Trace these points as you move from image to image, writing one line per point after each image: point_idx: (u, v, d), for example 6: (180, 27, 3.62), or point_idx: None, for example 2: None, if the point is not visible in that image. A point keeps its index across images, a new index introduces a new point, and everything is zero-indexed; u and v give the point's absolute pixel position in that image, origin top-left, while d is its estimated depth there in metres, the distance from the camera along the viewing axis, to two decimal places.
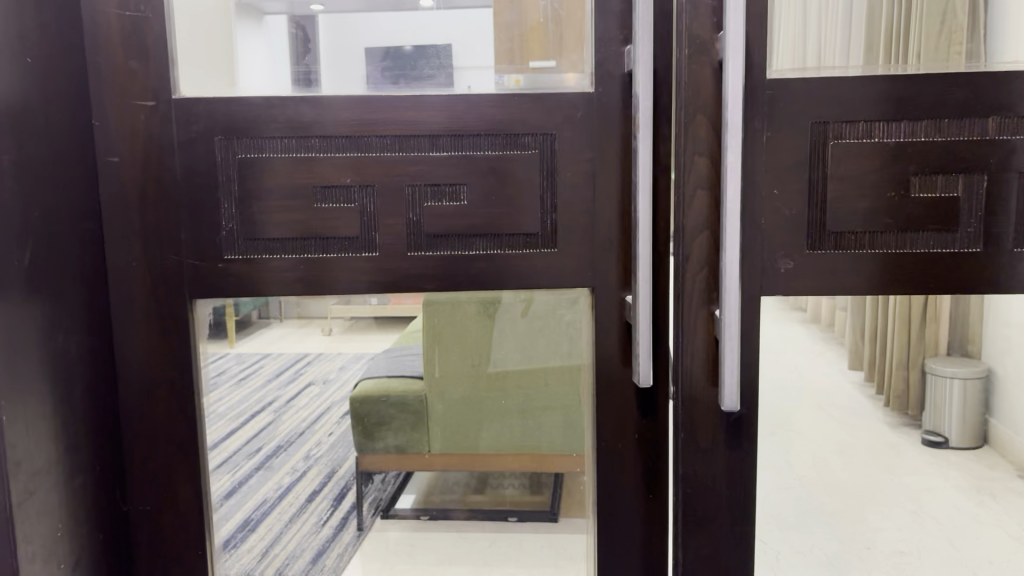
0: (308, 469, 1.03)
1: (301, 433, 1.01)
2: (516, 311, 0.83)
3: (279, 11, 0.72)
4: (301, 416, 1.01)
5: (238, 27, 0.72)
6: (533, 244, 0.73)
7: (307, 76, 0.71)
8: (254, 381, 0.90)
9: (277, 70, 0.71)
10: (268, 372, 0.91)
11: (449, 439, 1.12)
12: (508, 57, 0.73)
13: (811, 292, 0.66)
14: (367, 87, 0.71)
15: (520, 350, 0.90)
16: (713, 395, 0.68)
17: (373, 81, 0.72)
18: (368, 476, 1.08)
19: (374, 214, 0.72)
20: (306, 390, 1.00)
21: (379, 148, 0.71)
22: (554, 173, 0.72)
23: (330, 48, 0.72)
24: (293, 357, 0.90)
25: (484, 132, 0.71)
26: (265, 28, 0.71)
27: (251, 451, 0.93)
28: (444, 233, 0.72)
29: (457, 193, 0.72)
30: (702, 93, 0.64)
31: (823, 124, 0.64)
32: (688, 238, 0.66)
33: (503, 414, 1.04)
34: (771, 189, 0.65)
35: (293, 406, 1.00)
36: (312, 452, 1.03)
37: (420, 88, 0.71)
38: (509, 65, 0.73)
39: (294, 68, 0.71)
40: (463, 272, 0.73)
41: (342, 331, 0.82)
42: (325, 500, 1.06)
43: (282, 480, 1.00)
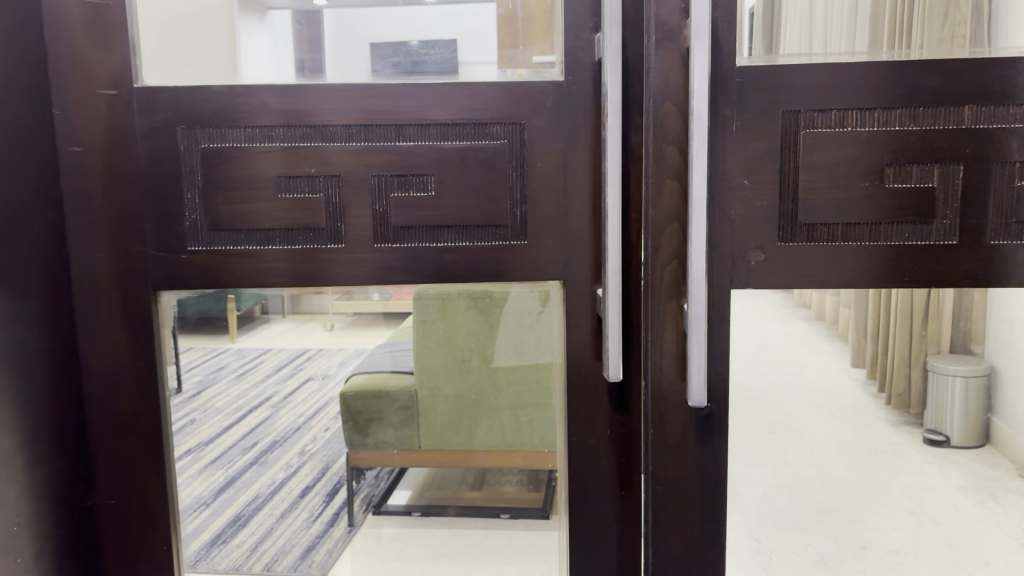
0: (302, 463, 0.96)
1: (297, 428, 0.96)
2: (534, 306, 0.79)
3: (283, 5, 0.71)
4: (298, 410, 0.95)
5: (240, 22, 0.72)
6: (502, 235, 0.72)
7: (308, 65, 0.71)
8: (254, 376, 0.95)
9: (281, 64, 0.71)
10: (268, 368, 0.94)
11: (443, 436, 1.05)
12: (511, 41, 0.71)
13: (782, 285, 0.65)
14: (371, 76, 0.70)
15: (508, 346, 0.88)
16: (681, 391, 0.67)
17: (378, 70, 0.71)
18: (360, 473, 0.98)
19: (340, 205, 0.71)
20: (302, 386, 0.94)
21: (346, 139, 0.70)
22: (524, 164, 0.71)
23: (335, 40, 0.71)
24: (294, 353, 0.92)
25: (453, 121, 0.70)
26: (269, 21, 0.71)
27: (247, 446, 0.97)
28: (412, 224, 0.71)
29: (424, 184, 0.71)
30: (670, 81, 0.63)
31: (794, 112, 0.63)
32: (657, 230, 0.64)
33: (493, 413, 1.01)
34: (741, 180, 0.64)
35: (290, 400, 0.95)
36: (306, 448, 0.96)
37: (424, 75, 0.71)
38: (514, 49, 0.71)
39: (298, 56, 0.71)
40: (431, 264, 0.72)
41: (344, 326, 0.82)
42: (318, 494, 0.98)
43: (275, 476, 0.97)
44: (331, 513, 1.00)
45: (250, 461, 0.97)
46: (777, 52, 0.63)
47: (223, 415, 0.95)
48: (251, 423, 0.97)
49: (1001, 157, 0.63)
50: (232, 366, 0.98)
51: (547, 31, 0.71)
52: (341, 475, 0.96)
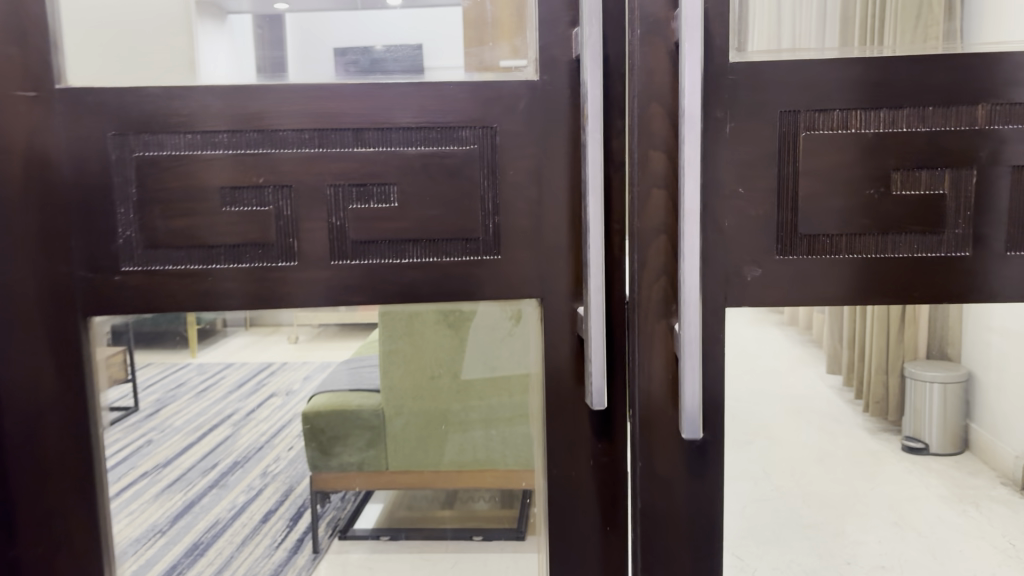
0: (264, 485, 0.85)
1: (259, 447, 0.84)
2: (506, 327, 0.72)
3: (243, 9, 0.65)
4: (261, 428, 0.85)
5: (198, 26, 0.64)
6: (473, 250, 0.65)
7: (268, 64, 0.64)
8: (214, 393, 0.81)
9: (234, 62, 0.63)
10: (229, 384, 0.80)
11: (410, 455, 0.96)
12: (478, 38, 0.65)
13: (779, 303, 0.59)
14: (337, 75, 0.64)
15: (484, 356, 0.79)
16: (672, 420, 0.61)
17: (343, 69, 0.64)
18: (324, 496, 0.89)
19: (293, 218, 0.64)
20: (266, 402, 0.84)
21: (298, 145, 0.63)
22: (495, 171, 0.64)
23: (297, 40, 0.65)
24: (258, 368, 0.81)
25: (416, 125, 0.63)
26: (228, 24, 0.64)
27: (206, 465, 0.84)
28: (373, 238, 0.64)
29: (386, 194, 0.64)
30: (656, 78, 0.57)
31: (793, 113, 0.57)
32: (643, 243, 0.58)
33: (466, 438, 0.88)
34: (735, 188, 0.58)
35: (254, 417, 0.84)
36: (269, 470, 0.85)
37: (389, 76, 0.64)
38: (479, 47, 0.65)
39: (260, 54, 0.64)
40: (394, 283, 0.65)
41: (308, 339, 0.73)
42: (281, 518, 0.88)
43: (235, 498, 0.84)
44: (294, 538, 0.89)
45: (209, 483, 0.84)
46: (747, 48, 0.57)
47: (182, 434, 0.82)
48: (211, 442, 0.84)
49: (1016, 160, 0.58)
50: (191, 384, 0.80)
51: (516, 25, 0.64)
52: (305, 498, 0.88)
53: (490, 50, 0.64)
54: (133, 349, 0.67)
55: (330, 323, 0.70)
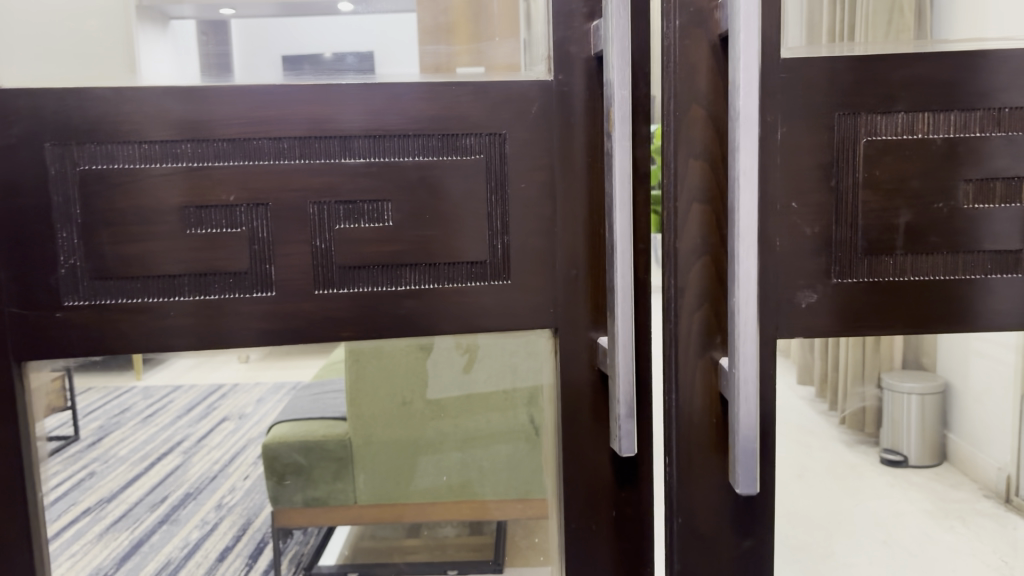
0: (218, 520, 0.63)
1: (213, 477, 0.62)
2: (462, 364, 0.63)
3: (185, 14, 0.54)
4: (213, 456, 0.62)
5: (139, 33, 0.53)
6: (479, 275, 0.57)
7: (213, 61, 0.54)
8: (161, 417, 0.61)
9: (185, 59, 0.53)
10: (179, 404, 0.61)
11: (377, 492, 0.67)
12: (433, 35, 0.57)
13: (837, 333, 0.52)
14: (286, 76, 0.54)
15: (448, 389, 0.64)
16: (715, 468, 0.53)
17: (293, 68, 0.55)
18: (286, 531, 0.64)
19: (269, 241, 0.55)
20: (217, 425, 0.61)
21: (276, 157, 0.54)
22: (503, 185, 0.57)
23: (240, 38, 0.54)
24: (206, 390, 0.60)
25: (414, 132, 0.55)
26: (171, 31, 0.54)
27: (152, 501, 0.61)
28: (365, 263, 0.56)
29: (380, 212, 0.55)
30: (697, 77, 0.49)
31: (853, 115, 0.50)
32: (683, 267, 0.51)
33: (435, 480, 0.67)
34: (788, 203, 0.50)
35: (205, 442, 0.62)
36: (223, 502, 0.62)
37: (339, 76, 0.55)
38: (433, 46, 0.57)
39: (202, 50, 0.54)
40: (387, 314, 0.57)
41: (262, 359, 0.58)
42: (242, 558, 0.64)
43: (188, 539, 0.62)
44: None
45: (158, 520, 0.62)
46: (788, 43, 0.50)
47: (128, 464, 0.61)
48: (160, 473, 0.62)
49: None
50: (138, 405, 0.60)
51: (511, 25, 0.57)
52: (267, 533, 0.64)
53: (445, 52, 0.57)
54: (72, 372, 0.56)
55: (307, 345, 0.57)
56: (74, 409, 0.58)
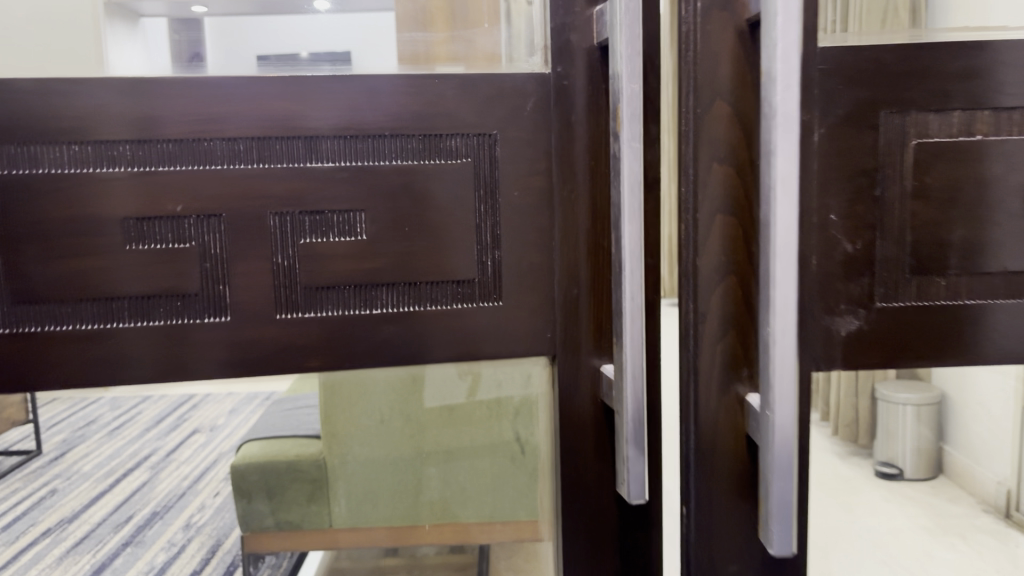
0: (187, 542, 0.60)
1: (182, 495, 0.63)
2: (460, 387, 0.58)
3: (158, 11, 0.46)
4: (182, 472, 0.64)
5: (107, 30, 0.45)
6: (467, 296, 0.50)
7: (185, 49, 0.45)
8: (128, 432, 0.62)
9: (154, 46, 0.45)
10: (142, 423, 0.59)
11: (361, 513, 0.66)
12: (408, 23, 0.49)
13: (881, 364, 0.46)
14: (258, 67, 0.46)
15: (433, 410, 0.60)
16: (739, 521, 0.46)
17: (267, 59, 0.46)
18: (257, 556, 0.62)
19: (223, 258, 0.47)
20: (187, 439, 0.62)
21: (232, 160, 0.46)
22: (494, 193, 0.50)
23: (214, 32, 0.46)
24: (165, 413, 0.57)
25: (392, 132, 0.48)
26: (142, 29, 0.45)
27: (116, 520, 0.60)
28: (335, 282, 0.48)
29: (351, 224, 0.48)
30: (721, 69, 0.42)
31: (901, 114, 0.44)
32: (704, 290, 0.44)
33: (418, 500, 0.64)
34: (827, 215, 0.44)
35: (174, 457, 0.64)
36: (189, 520, 0.61)
37: (312, 68, 0.47)
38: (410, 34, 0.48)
39: (174, 36, 0.45)
40: (362, 342, 0.49)
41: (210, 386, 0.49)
42: None
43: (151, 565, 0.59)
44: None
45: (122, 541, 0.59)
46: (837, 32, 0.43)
47: (93, 480, 0.62)
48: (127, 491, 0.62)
49: None
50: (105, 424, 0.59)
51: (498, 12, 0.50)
52: (239, 555, 0.61)
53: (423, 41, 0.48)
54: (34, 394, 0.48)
55: (268, 379, 0.49)
56: (35, 423, 0.52)
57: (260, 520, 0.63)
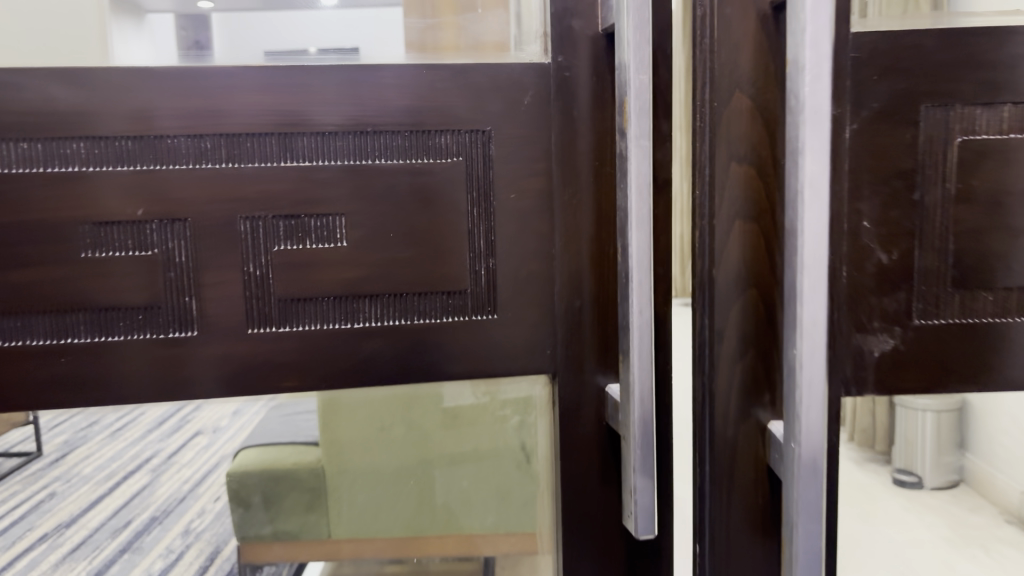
0: (186, 548, 0.58)
1: (182, 499, 0.58)
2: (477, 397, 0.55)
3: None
4: (182, 475, 0.59)
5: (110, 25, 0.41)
6: (459, 308, 0.46)
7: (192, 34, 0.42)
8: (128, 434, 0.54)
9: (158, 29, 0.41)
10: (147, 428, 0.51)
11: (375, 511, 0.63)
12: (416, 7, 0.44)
13: (919, 388, 0.41)
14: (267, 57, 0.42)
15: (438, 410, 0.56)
16: (758, 560, 0.42)
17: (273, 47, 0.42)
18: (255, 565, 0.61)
19: (189, 267, 0.43)
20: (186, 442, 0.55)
21: (198, 159, 0.42)
22: (489, 196, 0.45)
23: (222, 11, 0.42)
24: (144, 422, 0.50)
25: (376, 128, 0.43)
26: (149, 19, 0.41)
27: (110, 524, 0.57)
28: (313, 293, 0.44)
29: (331, 230, 0.44)
30: (740, 57, 0.37)
31: (941, 108, 0.39)
32: (721, 305, 0.39)
33: (430, 507, 0.60)
34: (859, 222, 0.39)
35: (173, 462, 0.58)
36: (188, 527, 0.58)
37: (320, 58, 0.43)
38: (419, 19, 0.44)
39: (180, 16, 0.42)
40: (343, 358, 0.45)
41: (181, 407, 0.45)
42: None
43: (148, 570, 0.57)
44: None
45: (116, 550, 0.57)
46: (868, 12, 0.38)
47: (94, 483, 0.58)
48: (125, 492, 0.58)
49: None
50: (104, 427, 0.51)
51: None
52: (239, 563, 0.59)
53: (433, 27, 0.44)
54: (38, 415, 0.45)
55: (240, 399, 0.45)
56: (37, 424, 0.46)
57: (257, 529, 0.62)
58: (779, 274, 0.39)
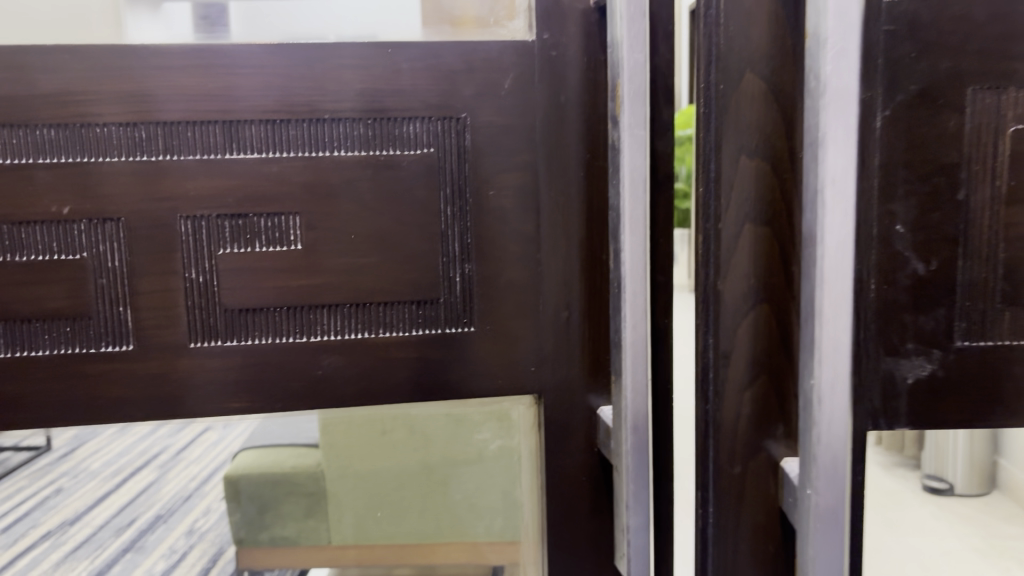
0: (189, 550, 0.69)
1: (187, 498, 0.77)
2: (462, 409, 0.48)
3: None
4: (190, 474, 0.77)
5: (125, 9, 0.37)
6: (431, 319, 0.40)
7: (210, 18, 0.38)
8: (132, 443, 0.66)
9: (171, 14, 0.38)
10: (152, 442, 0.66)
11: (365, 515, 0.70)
12: None
13: (960, 422, 0.35)
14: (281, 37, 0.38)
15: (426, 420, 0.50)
16: None
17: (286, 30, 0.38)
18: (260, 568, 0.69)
19: (122, 272, 0.38)
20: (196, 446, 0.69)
21: (131, 150, 0.37)
22: (465, 192, 0.40)
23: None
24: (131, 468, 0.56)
25: (335, 116, 0.38)
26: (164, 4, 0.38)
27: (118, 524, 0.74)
28: (263, 303, 0.39)
29: (283, 230, 0.38)
30: (751, 31, 0.32)
31: (991, 92, 0.33)
32: (728, 323, 0.33)
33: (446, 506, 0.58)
34: (889, 224, 0.34)
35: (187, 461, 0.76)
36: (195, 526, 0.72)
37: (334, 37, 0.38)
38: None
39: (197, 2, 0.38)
40: (300, 375, 0.40)
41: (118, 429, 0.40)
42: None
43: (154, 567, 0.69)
44: None
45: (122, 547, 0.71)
46: None
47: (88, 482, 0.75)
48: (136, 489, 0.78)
49: None
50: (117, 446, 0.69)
51: None
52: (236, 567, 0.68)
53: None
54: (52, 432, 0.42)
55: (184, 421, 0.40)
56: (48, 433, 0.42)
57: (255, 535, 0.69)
58: (796, 287, 0.33)
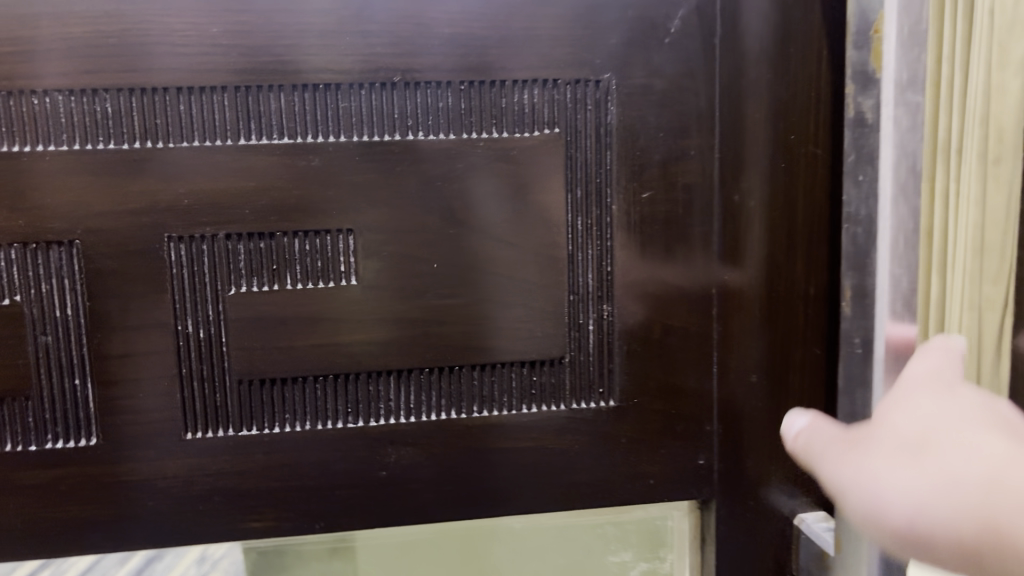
0: None
1: None
2: None
3: None
4: None
5: None
6: (551, 387, 0.27)
7: None
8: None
9: None
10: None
11: None
12: None
13: None
14: None
15: None
16: None
17: None
18: None
19: (78, 324, 0.24)
20: None
21: (91, 135, 0.23)
22: (606, 195, 0.26)
23: None
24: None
25: (409, 79, 0.24)
26: None
27: None
28: (298, 371, 0.25)
29: (329, 259, 0.25)
30: None
31: None
32: None
33: None
34: None
35: None
36: None
37: None
38: None
39: None
40: (353, 477, 0.26)
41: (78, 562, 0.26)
42: None
43: None
44: None
45: None
46: None
47: None
48: None
49: None
50: None
51: None
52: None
53: None
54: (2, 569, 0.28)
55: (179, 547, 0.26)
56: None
57: None
58: None
